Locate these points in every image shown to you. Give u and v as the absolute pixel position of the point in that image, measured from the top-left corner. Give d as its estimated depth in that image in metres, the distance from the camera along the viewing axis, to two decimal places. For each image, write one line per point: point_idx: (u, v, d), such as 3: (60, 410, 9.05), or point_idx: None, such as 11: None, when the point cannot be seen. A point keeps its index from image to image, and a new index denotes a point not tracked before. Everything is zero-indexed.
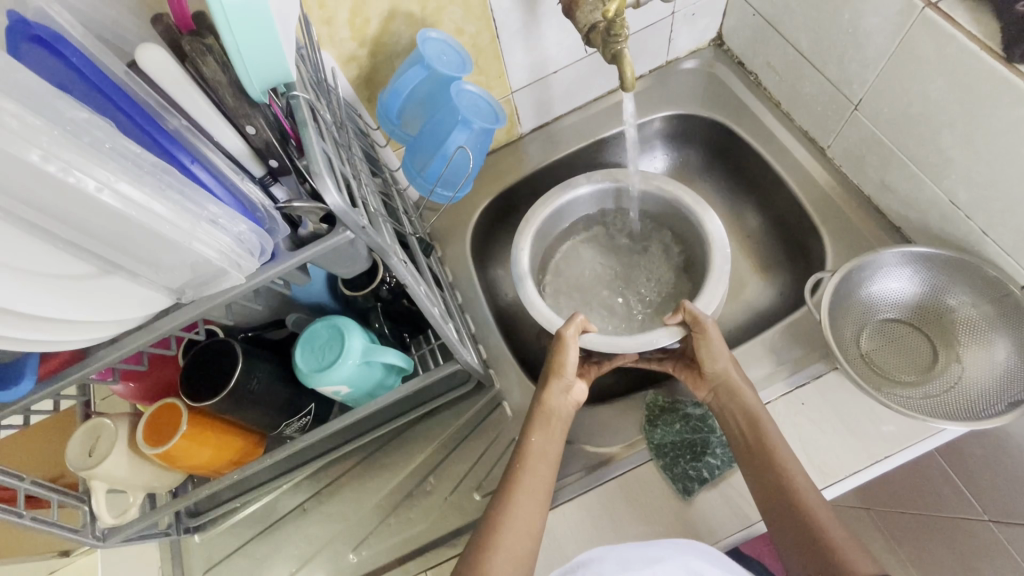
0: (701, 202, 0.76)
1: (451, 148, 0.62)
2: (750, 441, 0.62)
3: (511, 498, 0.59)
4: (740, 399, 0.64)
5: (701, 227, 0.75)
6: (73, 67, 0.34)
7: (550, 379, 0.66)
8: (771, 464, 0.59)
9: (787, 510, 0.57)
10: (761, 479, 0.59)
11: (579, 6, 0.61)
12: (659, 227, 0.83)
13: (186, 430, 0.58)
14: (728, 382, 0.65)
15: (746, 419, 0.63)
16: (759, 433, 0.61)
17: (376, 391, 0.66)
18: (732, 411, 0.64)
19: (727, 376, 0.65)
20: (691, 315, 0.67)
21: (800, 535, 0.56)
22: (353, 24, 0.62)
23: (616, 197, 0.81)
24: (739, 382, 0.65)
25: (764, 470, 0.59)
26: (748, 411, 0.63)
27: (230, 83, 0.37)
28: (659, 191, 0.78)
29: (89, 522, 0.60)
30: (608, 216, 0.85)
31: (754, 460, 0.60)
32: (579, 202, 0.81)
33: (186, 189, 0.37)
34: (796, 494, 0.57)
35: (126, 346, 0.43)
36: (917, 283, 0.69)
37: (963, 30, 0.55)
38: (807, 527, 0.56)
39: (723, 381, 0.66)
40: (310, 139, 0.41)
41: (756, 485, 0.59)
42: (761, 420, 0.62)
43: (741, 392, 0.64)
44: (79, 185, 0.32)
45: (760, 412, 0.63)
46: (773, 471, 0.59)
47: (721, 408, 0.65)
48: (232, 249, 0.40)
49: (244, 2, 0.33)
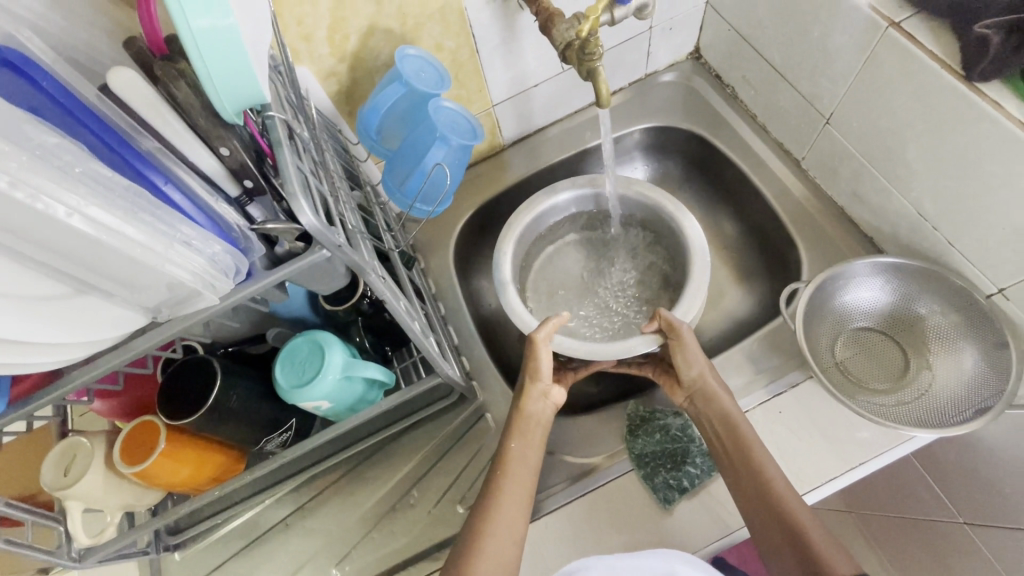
0: (678, 205, 0.77)
1: (429, 164, 0.62)
2: (727, 444, 0.63)
3: (494, 508, 0.59)
4: (717, 403, 0.65)
5: (680, 229, 0.76)
6: (46, 93, 0.34)
7: (527, 385, 0.66)
8: (750, 466, 0.60)
9: (766, 509, 0.58)
10: (740, 480, 0.60)
11: (555, 24, 0.60)
12: (640, 231, 0.84)
13: (163, 447, 0.58)
14: (704, 390, 0.66)
15: (724, 422, 0.64)
16: (737, 435, 0.62)
17: (358, 406, 0.66)
18: (709, 416, 0.65)
19: (700, 383, 0.67)
20: (667, 323, 0.67)
21: (779, 533, 0.56)
22: (332, 41, 0.63)
23: (596, 201, 0.82)
24: (717, 387, 0.66)
25: (744, 471, 0.60)
26: (723, 415, 0.64)
27: (202, 105, 0.37)
28: (639, 196, 0.79)
29: (64, 543, 0.60)
30: (589, 222, 0.86)
31: (732, 462, 0.61)
32: (559, 208, 0.82)
33: (159, 211, 0.37)
34: (776, 494, 0.58)
35: (102, 365, 0.44)
36: (888, 292, 0.70)
37: (925, 49, 0.56)
38: (785, 525, 0.56)
39: (699, 388, 0.67)
40: (285, 159, 0.41)
41: (734, 487, 0.60)
42: (739, 422, 0.63)
43: (716, 397, 0.65)
44: (48, 211, 0.32)
45: (736, 415, 0.64)
46: (752, 471, 0.60)
47: (699, 413, 0.66)
48: (206, 269, 0.40)
49: (215, 28, 0.32)
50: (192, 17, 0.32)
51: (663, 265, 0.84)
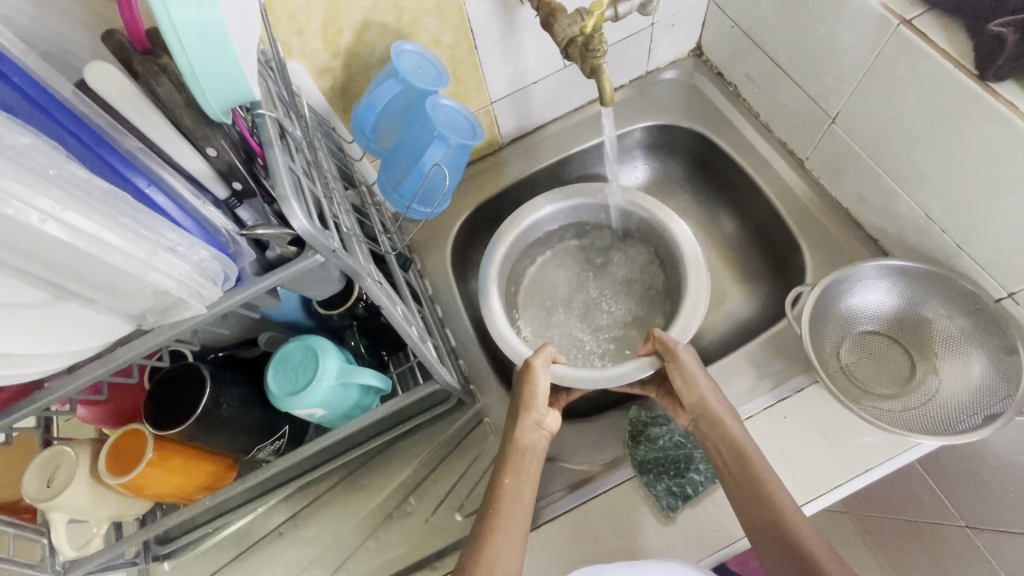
0: (664, 207, 0.77)
1: (427, 165, 0.60)
2: (732, 466, 0.60)
3: (495, 519, 0.57)
4: (723, 426, 0.62)
5: (672, 237, 0.76)
6: (19, 89, 0.31)
7: (519, 413, 0.63)
8: (757, 489, 0.58)
9: (773, 535, 0.56)
10: (746, 503, 0.58)
11: (556, 19, 0.58)
12: (632, 242, 0.83)
13: (151, 457, 0.56)
14: (709, 413, 0.64)
15: (730, 445, 0.61)
16: (744, 459, 0.60)
17: (353, 412, 0.64)
18: (715, 440, 0.62)
19: (704, 405, 0.64)
20: (662, 344, 0.67)
21: (786, 559, 0.55)
22: (326, 35, 0.60)
23: (582, 212, 0.81)
24: (723, 408, 0.63)
25: (750, 494, 0.58)
26: (730, 438, 0.61)
27: (187, 103, 0.35)
28: (631, 205, 0.78)
29: (48, 556, 0.58)
30: (579, 233, 0.84)
31: (738, 486, 0.59)
32: (545, 221, 0.80)
33: (141, 215, 0.35)
34: (783, 518, 0.56)
35: (84, 376, 0.42)
36: (894, 296, 0.69)
37: (936, 47, 0.55)
38: (793, 550, 0.55)
39: (705, 410, 0.64)
40: (277, 160, 0.39)
41: (740, 509, 0.59)
42: (746, 444, 0.61)
43: (722, 420, 0.63)
44: (19, 217, 0.30)
45: (743, 437, 0.61)
46: (759, 494, 0.58)
47: (705, 436, 0.64)
48: (192, 276, 0.38)
49: (200, 21, 0.30)
50: (172, 7, 0.30)
51: (655, 275, 0.82)
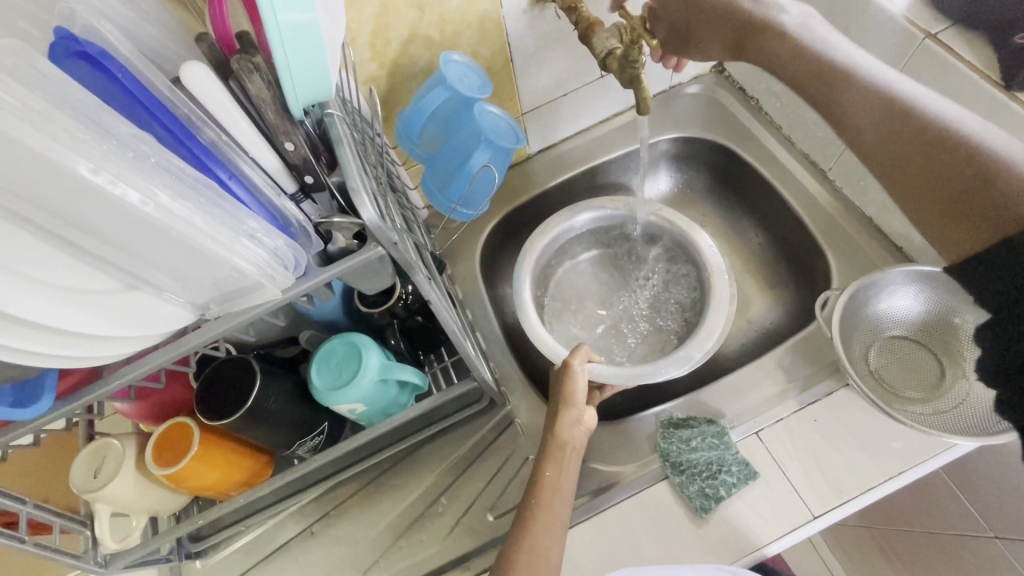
0: (692, 223, 0.79)
1: (473, 166, 0.63)
2: (805, 71, 0.54)
3: (536, 505, 0.58)
4: (854, 82, 0.51)
5: (697, 250, 0.78)
6: (121, 86, 0.34)
7: (560, 409, 0.63)
8: (904, 139, 0.48)
9: (937, 178, 0.46)
10: (892, 120, 0.48)
11: (596, 32, 0.62)
12: (658, 254, 0.85)
13: (197, 451, 0.57)
14: (821, 71, 0.53)
15: (862, 86, 0.50)
16: (886, 95, 0.49)
17: (390, 409, 0.65)
18: (783, 62, 0.56)
19: (820, 69, 0.53)
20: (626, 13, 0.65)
21: (970, 205, 0.44)
22: (374, 46, 0.63)
23: (612, 220, 0.83)
24: (791, 48, 0.55)
25: (886, 114, 0.49)
26: (865, 86, 0.51)
27: (273, 100, 0.38)
28: (655, 217, 0.80)
29: (90, 548, 0.58)
30: (604, 241, 0.86)
31: (886, 106, 0.49)
32: (578, 228, 0.82)
33: (226, 204, 0.38)
34: (946, 153, 0.45)
35: (151, 362, 0.43)
36: (922, 301, 0.70)
37: (962, 60, 0.58)
38: (976, 188, 0.43)
39: (799, 76, 0.55)
40: (346, 154, 0.42)
41: (878, 143, 0.49)
42: (884, 84, 0.50)
43: (850, 81, 0.51)
44: (124, 198, 0.32)
45: (880, 84, 0.50)
46: (906, 115, 0.48)
47: (829, 101, 0.53)
48: (268, 262, 0.40)
49: (298, 24, 0.33)
50: (279, 11, 0.32)
51: (678, 285, 0.84)
